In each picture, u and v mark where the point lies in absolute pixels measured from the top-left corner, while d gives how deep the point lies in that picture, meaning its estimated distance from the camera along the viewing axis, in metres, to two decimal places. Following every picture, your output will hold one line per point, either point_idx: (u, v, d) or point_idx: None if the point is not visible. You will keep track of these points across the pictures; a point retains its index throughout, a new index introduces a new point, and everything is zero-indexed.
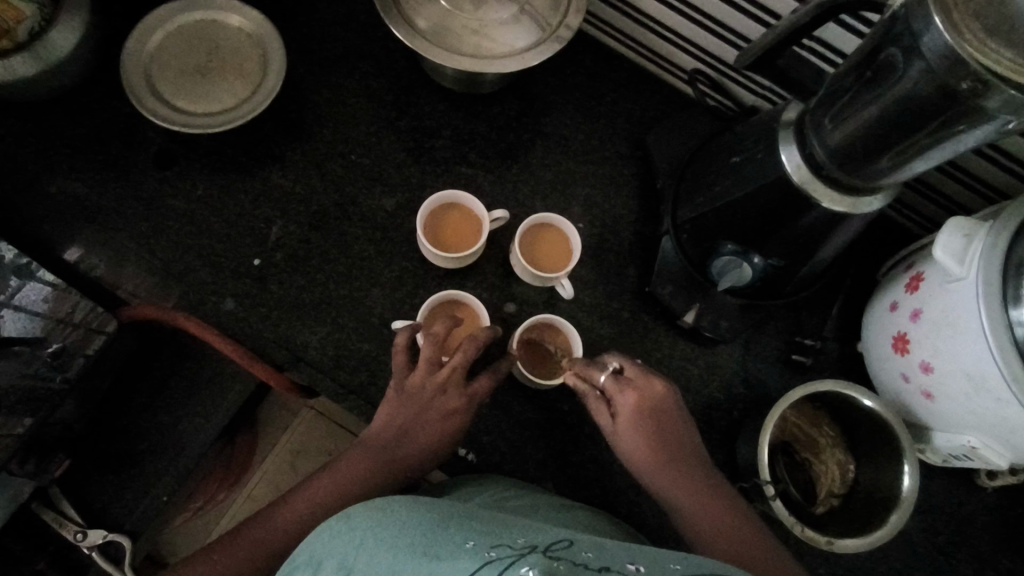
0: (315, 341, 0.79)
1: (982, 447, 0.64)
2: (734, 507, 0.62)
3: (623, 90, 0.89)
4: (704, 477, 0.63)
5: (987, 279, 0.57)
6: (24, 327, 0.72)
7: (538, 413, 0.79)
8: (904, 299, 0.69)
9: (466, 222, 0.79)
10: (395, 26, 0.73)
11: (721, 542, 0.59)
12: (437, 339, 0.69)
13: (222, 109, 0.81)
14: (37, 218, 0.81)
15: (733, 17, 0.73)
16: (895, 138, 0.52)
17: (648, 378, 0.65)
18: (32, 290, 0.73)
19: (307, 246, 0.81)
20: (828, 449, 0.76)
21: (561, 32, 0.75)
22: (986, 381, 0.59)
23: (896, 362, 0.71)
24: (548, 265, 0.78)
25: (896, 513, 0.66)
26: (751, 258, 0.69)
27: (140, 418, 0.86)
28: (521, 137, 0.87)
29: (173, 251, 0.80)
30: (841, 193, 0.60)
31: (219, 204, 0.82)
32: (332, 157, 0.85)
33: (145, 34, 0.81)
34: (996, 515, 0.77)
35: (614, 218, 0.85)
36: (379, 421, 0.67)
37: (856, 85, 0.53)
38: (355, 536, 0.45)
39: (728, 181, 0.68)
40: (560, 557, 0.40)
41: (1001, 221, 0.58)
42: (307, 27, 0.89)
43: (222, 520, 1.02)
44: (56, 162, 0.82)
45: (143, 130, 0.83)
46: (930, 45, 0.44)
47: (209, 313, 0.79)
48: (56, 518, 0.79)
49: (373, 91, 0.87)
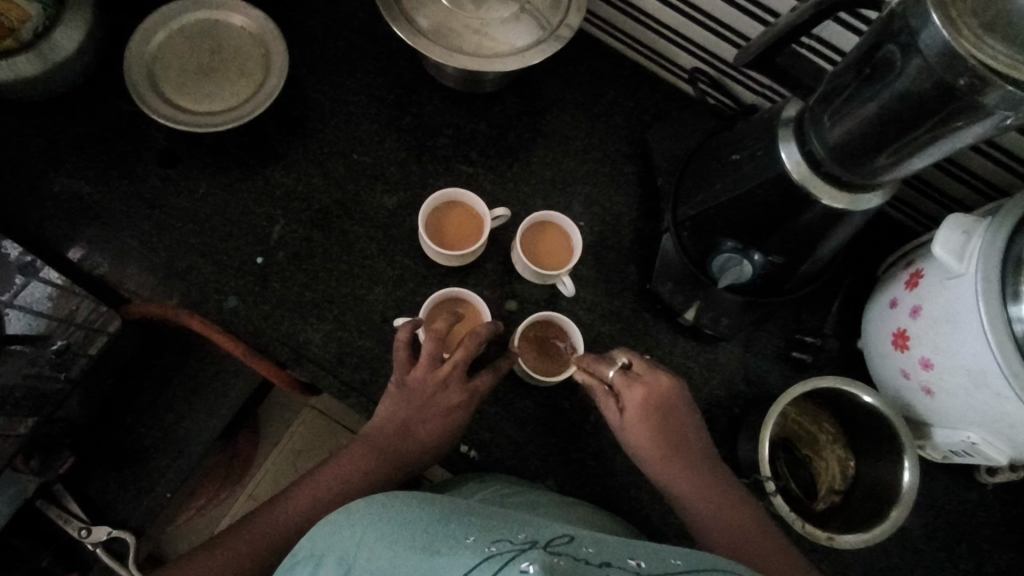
0: (317, 339, 0.79)
1: (982, 442, 0.65)
2: (739, 500, 0.62)
3: (623, 89, 0.90)
4: (711, 472, 0.63)
5: (986, 276, 0.58)
6: (28, 326, 0.75)
7: (539, 410, 0.79)
8: (904, 295, 0.70)
9: (467, 221, 0.79)
10: (397, 25, 0.74)
11: (726, 534, 0.60)
12: (438, 335, 0.69)
13: (225, 109, 0.81)
14: (40, 216, 0.82)
15: (732, 16, 0.73)
16: (893, 135, 0.53)
17: (657, 373, 0.65)
18: (36, 289, 0.75)
19: (309, 244, 0.82)
20: (828, 445, 0.77)
21: (560, 32, 0.76)
22: (986, 376, 0.59)
23: (896, 358, 0.71)
24: (550, 263, 0.79)
25: (896, 508, 0.66)
26: (751, 255, 0.68)
27: (144, 416, 0.86)
28: (522, 136, 0.88)
29: (176, 250, 0.81)
30: (840, 190, 0.60)
31: (222, 202, 0.82)
32: (334, 156, 0.85)
33: (148, 34, 0.81)
34: (997, 511, 0.78)
35: (615, 216, 0.86)
36: (381, 415, 0.68)
37: (855, 82, 0.53)
38: (357, 531, 0.46)
39: (727, 178, 0.68)
40: (560, 553, 0.40)
41: (1000, 217, 0.59)
42: (309, 27, 0.89)
43: (224, 518, 1.02)
44: (61, 160, 0.83)
45: (146, 129, 0.84)
46: (928, 41, 0.45)
47: (212, 311, 0.79)
48: (61, 514, 0.78)
49: (374, 90, 0.88)
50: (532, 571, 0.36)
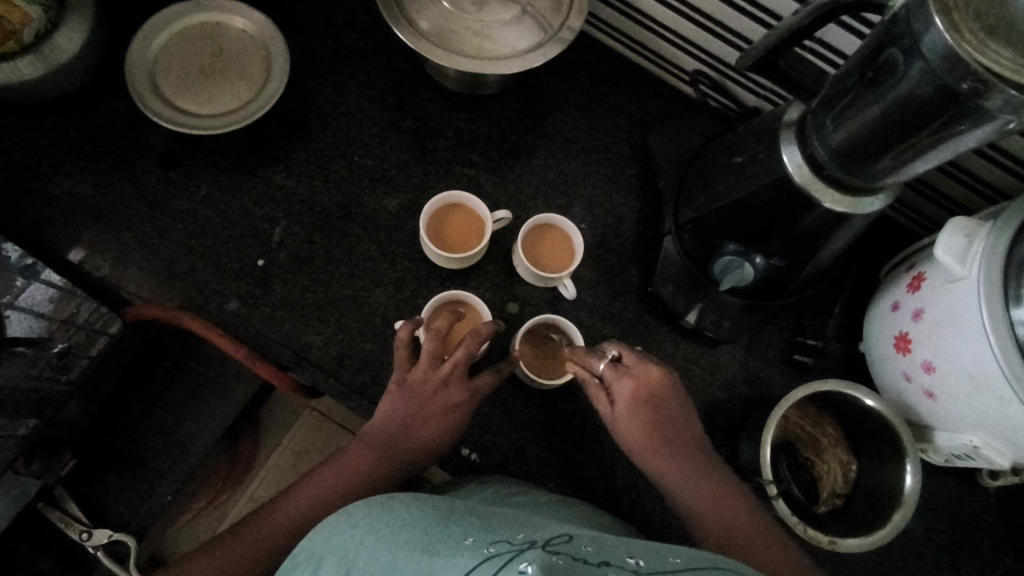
0: (318, 342, 0.79)
1: (985, 446, 0.64)
2: (732, 490, 0.63)
3: (624, 91, 0.90)
4: (703, 464, 0.63)
5: (987, 279, 0.58)
6: (29, 327, 0.75)
7: (540, 412, 0.79)
8: (906, 299, 0.70)
9: (469, 223, 0.79)
10: (398, 27, 0.74)
11: (720, 524, 0.60)
12: (438, 334, 0.69)
13: (226, 111, 0.81)
14: (42, 217, 0.82)
15: (734, 18, 0.73)
16: (896, 138, 0.53)
17: (647, 365, 0.65)
18: (37, 290, 0.76)
19: (310, 246, 0.82)
20: (830, 448, 0.76)
21: (562, 34, 0.75)
22: (988, 380, 0.59)
23: (898, 362, 0.71)
24: (551, 265, 0.79)
25: (899, 512, 0.66)
26: (752, 258, 0.68)
27: (145, 418, 0.86)
28: (524, 138, 0.87)
29: (177, 252, 0.81)
30: (841, 194, 0.60)
31: (223, 204, 0.82)
32: (335, 158, 0.85)
33: (149, 37, 0.81)
34: (998, 514, 0.77)
35: (616, 218, 0.86)
36: (381, 415, 0.67)
37: (857, 85, 0.53)
38: (356, 533, 0.46)
39: (729, 181, 0.68)
40: (559, 552, 0.40)
41: (1001, 221, 0.59)
42: (310, 28, 0.89)
43: (225, 520, 1.02)
44: (62, 162, 0.82)
45: (147, 131, 0.84)
46: (930, 45, 0.45)
47: (213, 313, 0.79)
48: (62, 518, 0.79)
49: (376, 92, 0.88)
50: (531, 571, 0.36)
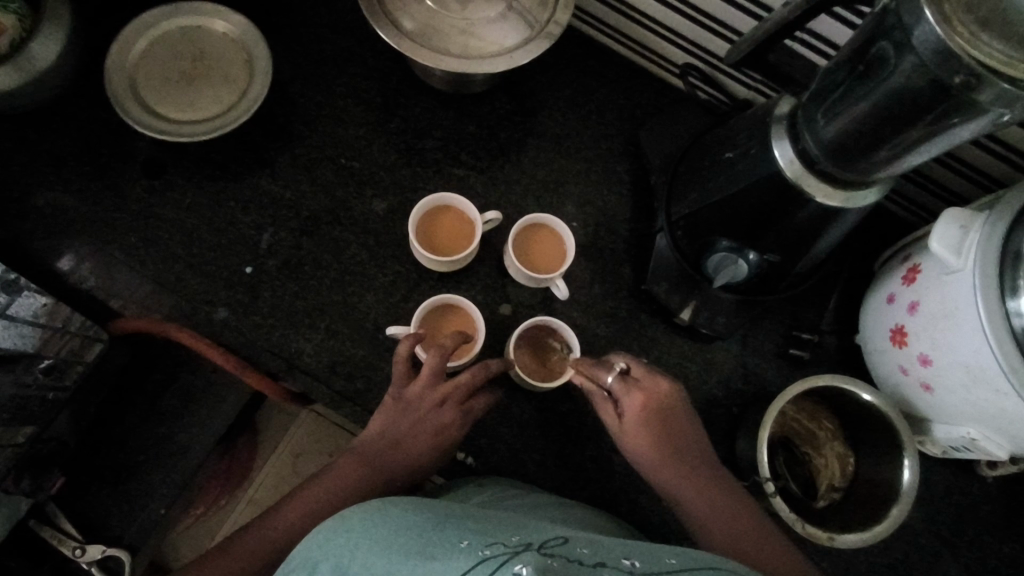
0: (309, 349, 0.78)
1: (981, 438, 0.64)
2: (742, 503, 0.62)
3: (614, 86, 0.89)
4: (715, 477, 0.63)
5: (984, 273, 0.57)
6: (17, 341, 0.72)
7: (536, 414, 0.79)
8: (902, 291, 0.69)
9: (459, 225, 0.78)
10: (381, 27, 0.72)
11: (730, 540, 0.59)
12: (444, 350, 0.68)
13: (209, 117, 0.80)
14: (26, 229, 0.80)
15: (722, 10, 0.72)
16: (887, 133, 0.52)
17: (655, 378, 0.64)
18: (24, 302, 0.72)
19: (299, 252, 0.81)
20: (828, 442, 0.76)
21: (549, 29, 0.74)
22: (985, 373, 0.58)
23: (895, 354, 0.71)
24: (543, 266, 0.78)
25: (897, 506, 0.65)
26: (746, 254, 0.67)
27: (138, 430, 0.85)
28: (513, 137, 0.86)
29: (163, 261, 0.80)
30: (834, 188, 0.59)
31: (209, 212, 0.81)
32: (323, 161, 0.84)
33: (127, 43, 0.80)
34: (998, 504, 0.77)
35: (609, 215, 0.85)
36: (374, 429, 0.66)
37: (848, 80, 0.52)
38: (350, 539, 0.44)
39: (721, 177, 0.67)
40: (554, 554, 0.40)
41: (998, 211, 0.58)
42: (293, 30, 0.88)
43: (224, 525, 1.02)
44: (44, 173, 0.81)
45: (130, 139, 0.83)
46: (921, 38, 0.44)
47: (202, 322, 0.78)
48: (55, 535, 0.78)
49: (362, 94, 0.87)
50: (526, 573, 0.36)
